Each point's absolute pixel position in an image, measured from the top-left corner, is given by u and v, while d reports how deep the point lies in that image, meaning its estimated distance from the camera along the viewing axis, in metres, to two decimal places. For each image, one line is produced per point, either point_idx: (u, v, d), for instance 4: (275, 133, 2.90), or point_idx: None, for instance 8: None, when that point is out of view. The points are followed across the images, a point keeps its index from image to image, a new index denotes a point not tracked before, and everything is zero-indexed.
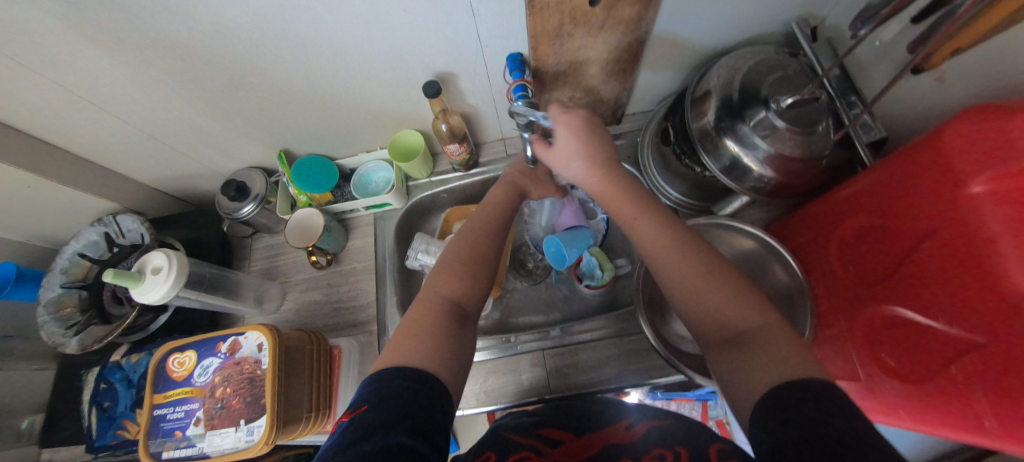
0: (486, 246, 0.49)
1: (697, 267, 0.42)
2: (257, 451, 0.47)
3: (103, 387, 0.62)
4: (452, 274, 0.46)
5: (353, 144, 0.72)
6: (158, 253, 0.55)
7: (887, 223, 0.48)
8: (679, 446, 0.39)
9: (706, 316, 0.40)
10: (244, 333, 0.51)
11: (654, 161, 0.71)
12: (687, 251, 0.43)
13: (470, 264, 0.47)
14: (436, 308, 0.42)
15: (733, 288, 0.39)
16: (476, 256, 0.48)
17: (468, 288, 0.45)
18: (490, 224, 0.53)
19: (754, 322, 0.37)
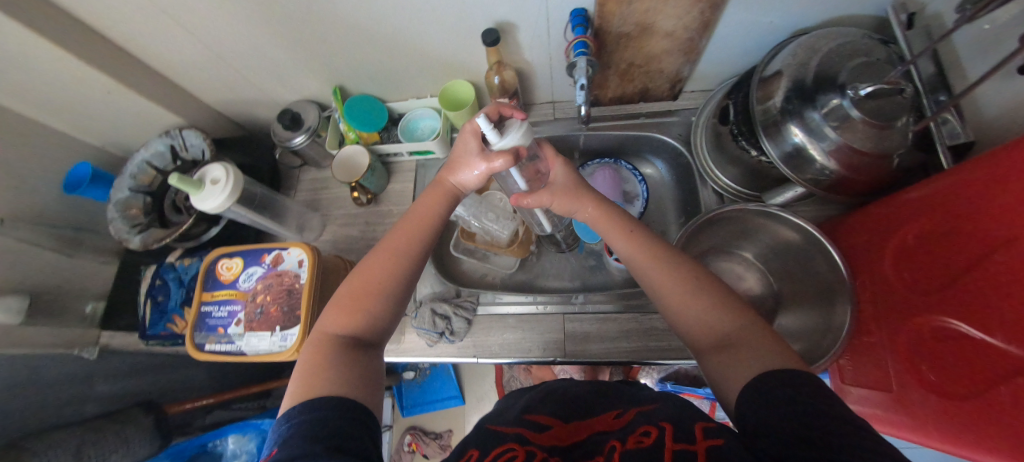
0: (397, 268, 0.45)
1: (677, 276, 0.44)
2: (289, 356, 0.51)
3: (158, 284, 0.67)
4: (347, 311, 0.43)
5: (405, 89, 0.74)
6: (217, 166, 0.59)
7: (959, 228, 0.43)
8: (663, 422, 0.38)
9: (690, 322, 0.42)
10: (287, 248, 0.54)
11: (705, 142, 0.68)
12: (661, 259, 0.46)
13: (371, 293, 0.44)
14: (329, 342, 0.40)
15: (710, 296, 0.43)
16: (380, 283, 0.45)
17: (365, 321, 0.43)
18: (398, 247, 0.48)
19: (732, 325, 0.40)
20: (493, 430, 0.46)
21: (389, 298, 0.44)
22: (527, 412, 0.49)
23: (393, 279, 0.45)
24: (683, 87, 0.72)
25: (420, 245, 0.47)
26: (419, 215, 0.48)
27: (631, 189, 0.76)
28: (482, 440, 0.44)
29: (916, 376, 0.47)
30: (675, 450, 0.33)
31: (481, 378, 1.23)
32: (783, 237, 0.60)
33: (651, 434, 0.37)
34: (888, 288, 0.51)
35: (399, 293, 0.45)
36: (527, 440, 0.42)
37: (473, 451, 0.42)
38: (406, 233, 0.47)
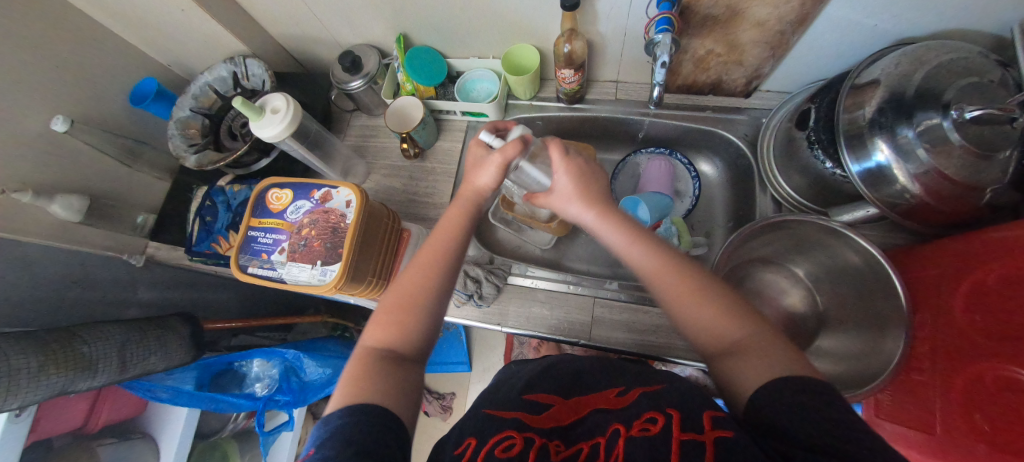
0: (430, 277, 0.45)
1: (682, 282, 0.41)
2: (327, 290, 0.52)
3: (207, 204, 0.70)
4: (385, 323, 0.43)
5: (468, 47, 0.72)
6: (279, 96, 0.60)
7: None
8: (670, 409, 0.37)
9: (699, 328, 0.40)
10: (337, 187, 0.55)
11: (776, 146, 0.63)
12: (668, 261, 0.43)
13: (414, 306, 0.44)
14: (376, 356, 0.41)
15: (720, 303, 0.39)
16: (425, 284, 0.45)
17: (404, 335, 0.43)
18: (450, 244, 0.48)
19: (744, 333, 0.37)
20: (491, 416, 0.44)
21: (427, 309, 0.44)
22: (526, 392, 0.50)
23: (430, 290, 0.45)
24: (760, 84, 0.68)
25: (451, 254, 0.47)
26: (446, 223, 0.49)
27: (682, 185, 0.75)
28: (480, 427, 0.42)
29: (967, 421, 0.42)
30: (683, 439, 0.32)
31: (490, 350, 1.25)
32: (843, 258, 0.56)
33: (658, 421, 0.36)
34: (950, 328, 0.46)
35: (436, 303, 0.45)
36: (525, 424, 0.41)
37: (472, 440, 0.41)
38: (438, 240, 0.48)
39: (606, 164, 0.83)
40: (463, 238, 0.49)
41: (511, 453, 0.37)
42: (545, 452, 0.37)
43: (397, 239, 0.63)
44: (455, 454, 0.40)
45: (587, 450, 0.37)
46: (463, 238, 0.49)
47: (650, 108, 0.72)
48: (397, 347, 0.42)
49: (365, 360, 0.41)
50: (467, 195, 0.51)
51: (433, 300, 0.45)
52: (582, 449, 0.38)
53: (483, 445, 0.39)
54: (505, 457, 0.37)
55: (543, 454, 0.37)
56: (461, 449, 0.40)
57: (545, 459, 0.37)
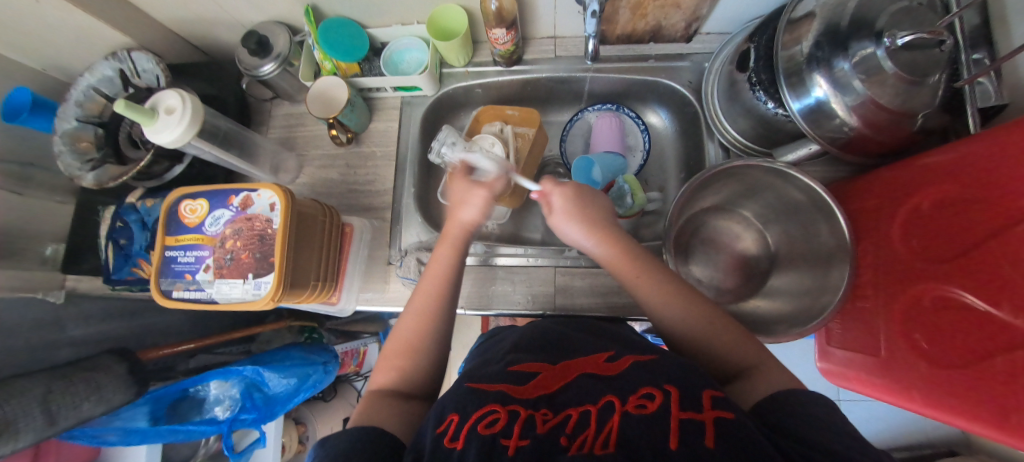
0: (427, 320, 0.49)
1: (699, 310, 0.45)
2: (265, 304, 0.47)
3: (119, 226, 0.62)
4: (389, 366, 0.47)
5: (387, 14, 0.64)
6: (172, 93, 0.52)
7: (990, 199, 0.38)
8: (668, 386, 0.36)
9: (718, 356, 0.42)
10: (257, 190, 0.49)
11: (719, 91, 0.62)
12: (631, 261, 0.49)
13: (415, 346, 0.48)
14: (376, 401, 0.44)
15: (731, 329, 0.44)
16: (426, 324, 0.49)
17: (404, 377, 0.46)
18: (444, 279, 0.51)
19: (754, 357, 0.41)
20: (475, 389, 0.42)
21: (427, 349, 0.48)
22: (511, 365, 0.48)
23: (428, 333, 0.48)
24: (700, 27, 0.65)
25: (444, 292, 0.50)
26: (438, 259, 0.52)
27: (631, 141, 0.73)
28: (462, 401, 0.40)
29: (909, 344, 0.44)
30: (682, 417, 0.33)
31: (469, 327, 1.25)
32: (789, 197, 0.57)
33: (655, 398, 0.35)
34: (891, 253, 0.48)
35: (436, 346, 0.48)
36: (508, 396, 0.40)
37: (454, 415, 0.38)
38: (430, 280, 0.50)
39: (556, 127, 0.79)
40: (452, 281, 0.51)
41: (494, 430, 0.35)
42: (532, 423, 0.36)
43: (339, 235, 0.58)
44: (437, 432, 0.38)
45: (577, 416, 0.36)
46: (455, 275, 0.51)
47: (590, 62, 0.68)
48: (406, 384, 0.46)
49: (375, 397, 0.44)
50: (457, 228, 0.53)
51: (434, 338, 0.48)
52: (570, 415, 0.37)
53: (466, 421, 0.37)
54: (488, 434, 0.35)
55: (530, 426, 0.36)
56: (444, 426, 0.38)
57: (530, 431, 0.35)
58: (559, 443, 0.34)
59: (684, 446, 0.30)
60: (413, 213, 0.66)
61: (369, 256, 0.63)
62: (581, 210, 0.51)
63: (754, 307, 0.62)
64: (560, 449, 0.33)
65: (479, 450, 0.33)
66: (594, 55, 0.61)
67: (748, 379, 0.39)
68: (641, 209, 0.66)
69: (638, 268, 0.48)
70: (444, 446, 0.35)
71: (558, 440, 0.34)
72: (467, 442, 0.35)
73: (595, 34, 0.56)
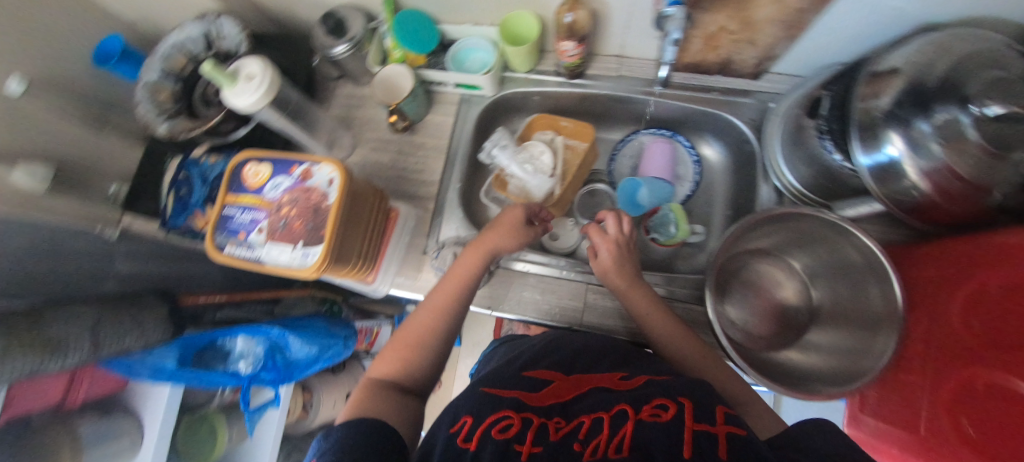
0: (440, 321, 0.52)
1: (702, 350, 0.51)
2: (309, 274, 0.49)
3: (182, 177, 0.66)
4: (393, 359, 0.50)
5: (461, 12, 0.66)
6: (254, 61, 0.55)
7: None
8: (682, 397, 0.37)
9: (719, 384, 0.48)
10: (318, 164, 0.51)
11: (782, 134, 0.61)
12: (639, 290, 0.55)
13: (417, 345, 0.51)
14: (376, 388, 0.47)
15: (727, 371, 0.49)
16: (437, 324, 0.52)
17: (404, 370, 0.49)
18: (462, 288, 0.54)
19: (744, 394, 0.46)
20: (487, 395, 0.44)
21: (429, 349, 0.51)
22: (525, 370, 0.50)
23: (435, 333, 0.52)
24: (770, 66, 0.64)
25: (461, 300, 0.54)
26: (460, 269, 0.54)
27: (682, 168, 0.71)
28: (478, 405, 0.42)
29: (955, 429, 0.41)
30: (696, 429, 0.32)
31: (480, 326, 1.26)
32: (844, 255, 0.55)
33: (669, 408, 0.35)
34: (945, 328, 0.45)
35: (440, 344, 0.52)
36: (523, 404, 0.41)
37: (467, 418, 0.40)
38: (449, 287, 0.54)
39: (606, 144, 0.79)
40: (466, 293, 0.54)
41: (507, 435, 0.36)
42: (544, 431, 0.37)
43: (384, 220, 0.59)
44: (451, 432, 0.40)
45: (590, 424, 0.37)
46: (471, 284, 0.54)
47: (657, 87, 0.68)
48: (404, 380, 0.49)
49: (375, 387, 0.47)
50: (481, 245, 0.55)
51: (439, 340, 0.52)
52: (583, 422, 0.37)
53: (479, 424, 0.39)
54: (501, 438, 0.36)
55: (543, 434, 0.36)
56: (458, 428, 0.40)
57: (543, 439, 0.36)
58: (573, 449, 0.34)
59: (699, 454, 0.30)
60: (455, 208, 0.68)
61: (409, 242, 0.65)
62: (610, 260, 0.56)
63: (787, 358, 0.60)
64: (573, 455, 0.33)
65: (494, 453, 0.34)
66: (665, 81, 0.61)
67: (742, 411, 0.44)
68: (682, 240, 0.66)
69: (649, 304, 0.54)
70: (457, 447, 0.37)
71: (572, 446, 0.34)
72: (481, 446, 0.36)
73: (670, 61, 0.56)
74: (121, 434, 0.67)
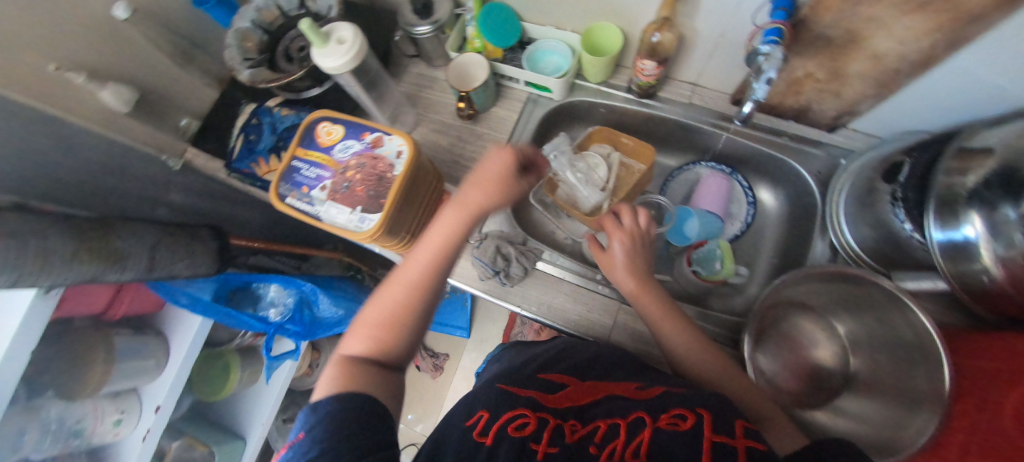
0: (418, 287, 0.48)
1: (714, 357, 0.48)
2: (364, 238, 0.51)
3: (253, 123, 0.69)
4: (367, 333, 0.46)
5: (548, 14, 0.67)
6: (347, 26, 0.57)
7: None
8: (701, 408, 0.35)
9: (735, 396, 0.45)
10: (390, 134, 0.53)
11: (849, 194, 0.59)
12: (655, 300, 0.52)
13: (398, 316, 0.47)
14: (352, 361, 0.44)
15: (745, 383, 0.46)
16: (416, 289, 0.48)
17: (381, 345, 0.46)
18: (446, 248, 0.48)
19: (766, 407, 0.43)
20: (504, 391, 0.46)
21: (407, 318, 0.47)
22: (540, 371, 0.52)
23: (416, 305, 0.48)
24: (847, 120, 0.62)
25: (444, 262, 0.48)
26: (444, 231, 0.48)
27: (735, 207, 0.72)
28: (494, 402, 0.43)
29: None
30: (714, 440, 0.31)
31: (491, 323, 1.27)
32: (897, 331, 0.52)
33: (687, 418, 0.34)
34: (997, 418, 0.40)
35: (423, 315, 0.48)
36: (540, 405, 0.42)
37: (484, 413, 0.42)
38: (428, 251, 0.48)
39: (660, 169, 0.78)
40: (448, 255, 0.48)
41: (524, 433, 0.37)
42: (560, 432, 0.37)
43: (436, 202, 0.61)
44: (466, 425, 0.41)
45: (605, 429, 0.36)
46: (457, 249, 0.49)
47: (738, 124, 0.66)
48: (384, 356, 0.46)
49: (350, 364, 0.43)
50: (468, 207, 0.48)
51: (419, 309, 0.48)
52: (598, 427, 0.37)
53: (495, 419, 0.39)
54: (517, 436, 0.36)
55: (559, 434, 0.36)
56: (473, 421, 0.41)
57: (559, 439, 0.36)
58: (587, 451, 0.34)
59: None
60: (503, 202, 0.68)
61: None
62: (625, 261, 0.54)
63: (813, 418, 0.58)
64: (589, 458, 0.33)
65: (509, 449, 0.35)
66: (745, 117, 0.61)
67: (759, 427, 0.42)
68: (725, 279, 0.65)
69: (661, 309, 0.51)
70: (472, 439, 0.38)
71: (588, 449, 0.34)
72: (498, 441, 0.36)
73: (761, 98, 0.55)
74: (149, 355, 0.71)
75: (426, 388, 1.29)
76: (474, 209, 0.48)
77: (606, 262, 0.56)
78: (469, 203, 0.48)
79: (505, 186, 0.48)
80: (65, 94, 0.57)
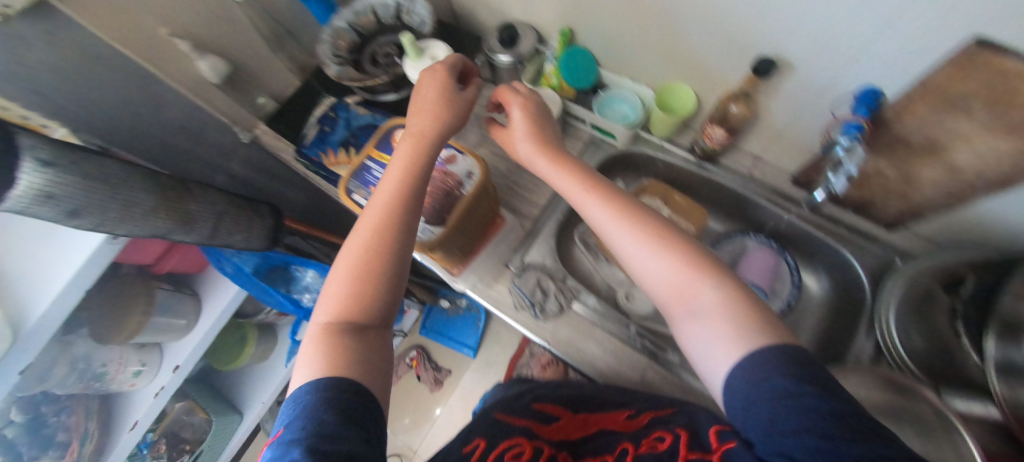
0: (381, 225, 0.43)
1: (648, 230, 0.43)
2: (422, 247, 0.52)
3: (330, 116, 0.73)
4: (337, 298, 0.41)
5: (627, 67, 0.70)
6: (441, 44, 0.61)
7: None
8: (678, 429, 0.43)
9: (706, 298, 0.39)
10: (464, 155, 0.55)
11: (899, 293, 0.56)
12: (567, 169, 0.48)
13: (371, 267, 0.41)
14: (331, 335, 0.38)
15: (715, 271, 0.40)
16: (379, 225, 0.43)
17: (359, 307, 0.40)
18: (411, 177, 0.45)
19: (731, 295, 0.38)
20: (502, 422, 0.55)
21: (383, 263, 0.41)
22: (539, 402, 0.61)
23: (386, 245, 0.42)
24: (909, 221, 0.61)
25: (411, 190, 0.45)
26: (404, 163, 0.46)
27: (782, 286, 0.70)
28: (491, 433, 0.52)
29: None
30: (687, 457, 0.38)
31: (500, 346, 1.26)
32: None
33: (665, 439, 0.42)
34: None
35: (399, 258, 0.42)
36: (534, 436, 0.51)
37: (482, 442, 0.50)
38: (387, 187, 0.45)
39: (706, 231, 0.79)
40: (412, 183, 0.45)
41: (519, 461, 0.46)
42: None
43: (488, 223, 0.62)
44: (464, 452, 0.49)
45: None
46: (423, 178, 0.46)
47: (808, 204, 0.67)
48: (362, 314, 0.40)
49: (328, 331, 0.38)
50: (422, 137, 0.47)
51: (395, 252, 0.42)
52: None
53: (494, 449, 0.48)
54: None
55: None
56: (474, 448, 0.49)
57: None
58: None
59: None
60: (549, 235, 0.69)
61: (499, 253, 0.67)
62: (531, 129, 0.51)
63: None
64: None
65: None
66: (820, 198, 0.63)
67: (744, 319, 0.36)
68: None
69: (588, 183, 0.46)
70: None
71: None
72: None
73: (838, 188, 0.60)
74: (180, 315, 0.73)
75: (422, 399, 1.28)
76: (429, 135, 0.47)
77: (508, 135, 0.54)
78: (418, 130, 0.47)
79: (450, 103, 0.48)
80: (168, 59, 0.62)
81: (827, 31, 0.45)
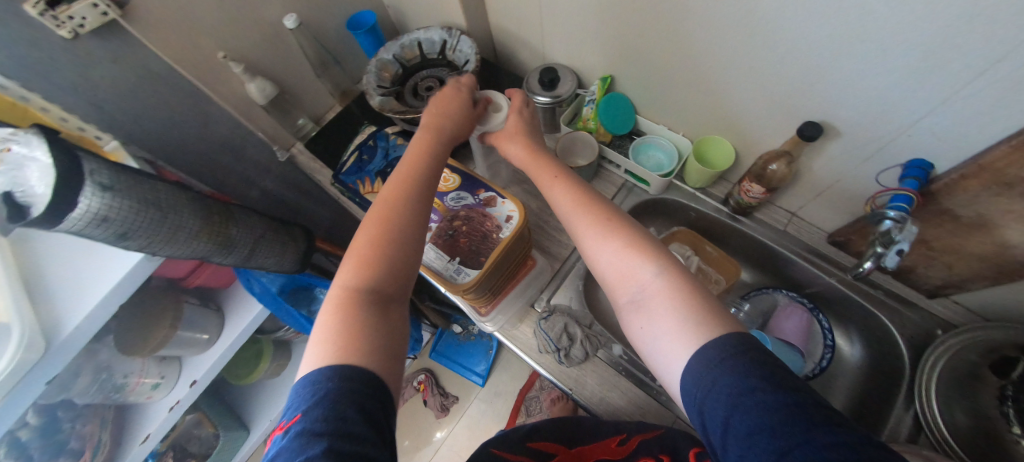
0: (396, 201, 0.43)
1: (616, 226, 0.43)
2: (456, 290, 0.52)
3: (370, 144, 0.75)
4: (352, 266, 0.39)
5: (666, 116, 0.70)
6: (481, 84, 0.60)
7: None
8: (661, 454, 0.53)
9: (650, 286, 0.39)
10: (503, 198, 0.56)
11: (944, 367, 0.54)
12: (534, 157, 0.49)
13: (386, 237, 0.40)
14: (346, 308, 0.36)
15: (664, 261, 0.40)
16: (395, 202, 0.43)
17: (375, 277, 0.39)
18: (423, 161, 0.46)
19: (686, 289, 0.38)
20: (504, 459, 0.61)
21: (398, 236, 0.41)
22: (532, 439, 0.66)
23: (401, 216, 0.42)
24: (953, 294, 0.59)
25: (424, 173, 0.46)
26: (415, 150, 0.48)
27: (814, 344, 0.69)
28: None
29: None
30: None
31: (510, 377, 1.24)
32: None
33: None
34: None
35: (415, 230, 0.42)
36: None
37: None
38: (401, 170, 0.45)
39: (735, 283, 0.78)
40: (424, 167, 0.46)
41: None
42: None
43: (518, 264, 0.62)
44: None
45: None
46: (435, 165, 0.48)
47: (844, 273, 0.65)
48: (380, 284, 0.39)
49: (345, 300, 0.37)
50: (434, 131, 0.50)
51: (406, 224, 0.42)
52: None
53: None
54: None
55: None
56: None
57: None
58: None
59: None
60: (576, 278, 0.69)
61: (525, 293, 0.67)
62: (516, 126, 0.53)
63: None
64: None
65: None
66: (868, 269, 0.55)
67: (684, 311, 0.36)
68: None
69: (556, 169, 0.48)
70: None
71: None
72: None
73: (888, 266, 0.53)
74: (204, 329, 0.75)
75: (427, 425, 1.25)
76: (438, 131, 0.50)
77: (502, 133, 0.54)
78: (427, 126, 0.50)
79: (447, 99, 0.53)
80: (218, 77, 0.66)
81: (882, 102, 0.45)
